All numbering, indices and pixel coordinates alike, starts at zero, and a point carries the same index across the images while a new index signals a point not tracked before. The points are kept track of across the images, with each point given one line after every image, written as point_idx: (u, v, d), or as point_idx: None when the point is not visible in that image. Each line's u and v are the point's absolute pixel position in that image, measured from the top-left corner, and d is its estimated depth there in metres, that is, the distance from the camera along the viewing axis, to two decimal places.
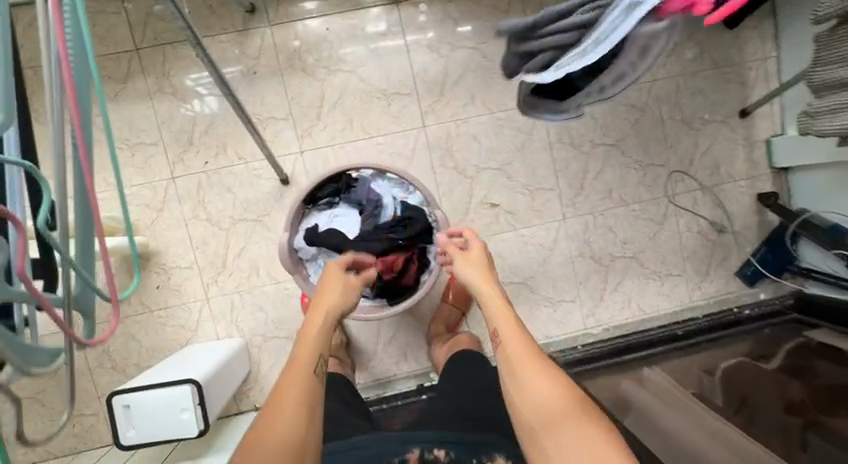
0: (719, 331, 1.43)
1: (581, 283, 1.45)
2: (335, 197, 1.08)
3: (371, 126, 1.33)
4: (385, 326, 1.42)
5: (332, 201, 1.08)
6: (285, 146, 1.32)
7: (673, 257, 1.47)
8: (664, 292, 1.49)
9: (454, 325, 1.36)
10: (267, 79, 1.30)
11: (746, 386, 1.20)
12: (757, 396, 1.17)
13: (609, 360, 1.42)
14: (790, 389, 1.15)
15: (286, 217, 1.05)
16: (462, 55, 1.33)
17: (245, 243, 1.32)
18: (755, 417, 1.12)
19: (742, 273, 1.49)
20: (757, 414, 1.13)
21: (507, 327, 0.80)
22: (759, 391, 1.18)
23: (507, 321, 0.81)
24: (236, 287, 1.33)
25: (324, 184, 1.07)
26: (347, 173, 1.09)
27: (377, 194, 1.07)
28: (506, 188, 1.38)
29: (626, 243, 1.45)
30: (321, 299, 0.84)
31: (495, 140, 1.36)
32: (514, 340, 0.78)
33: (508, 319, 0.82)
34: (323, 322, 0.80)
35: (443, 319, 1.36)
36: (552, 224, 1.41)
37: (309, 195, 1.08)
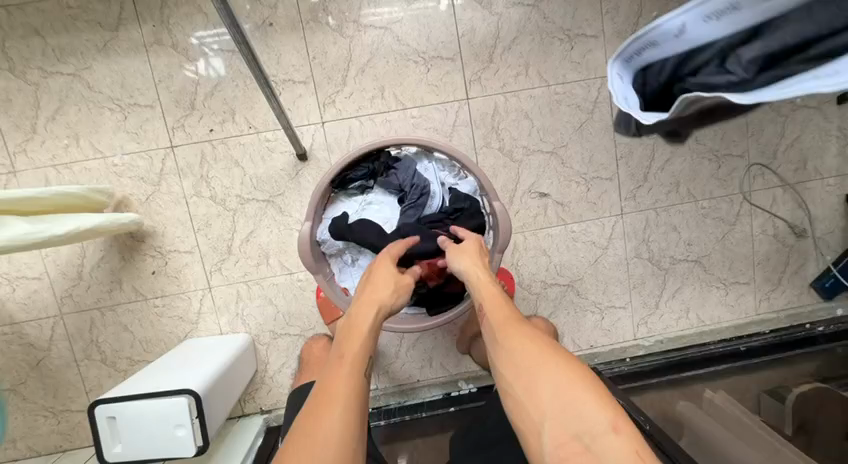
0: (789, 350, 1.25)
1: (635, 288, 1.27)
2: (369, 180, 0.92)
3: (405, 96, 1.12)
4: None
5: (365, 185, 0.92)
6: (304, 115, 1.12)
7: (742, 263, 1.29)
8: (727, 302, 1.30)
9: None
10: (285, 33, 1.10)
11: (805, 405, 1.06)
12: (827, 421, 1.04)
13: (662, 376, 1.24)
14: None
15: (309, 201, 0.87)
16: (517, 15, 1.11)
17: (254, 227, 1.14)
18: (816, 442, 1.00)
19: (818, 285, 1.30)
20: (818, 439, 1.01)
21: (503, 316, 0.70)
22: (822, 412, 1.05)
23: (502, 311, 0.71)
24: (243, 276, 1.16)
25: (360, 163, 0.90)
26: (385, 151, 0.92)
27: (422, 179, 0.91)
28: (558, 176, 1.19)
29: (690, 245, 1.26)
30: (370, 292, 0.74)
31: (549, 118, 1.16)
32: (514, 329, 0.67)
33: (503, 310, 0.72)
34: (372, 317, 0.71)
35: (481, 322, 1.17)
36: (607, 219, 1.22)
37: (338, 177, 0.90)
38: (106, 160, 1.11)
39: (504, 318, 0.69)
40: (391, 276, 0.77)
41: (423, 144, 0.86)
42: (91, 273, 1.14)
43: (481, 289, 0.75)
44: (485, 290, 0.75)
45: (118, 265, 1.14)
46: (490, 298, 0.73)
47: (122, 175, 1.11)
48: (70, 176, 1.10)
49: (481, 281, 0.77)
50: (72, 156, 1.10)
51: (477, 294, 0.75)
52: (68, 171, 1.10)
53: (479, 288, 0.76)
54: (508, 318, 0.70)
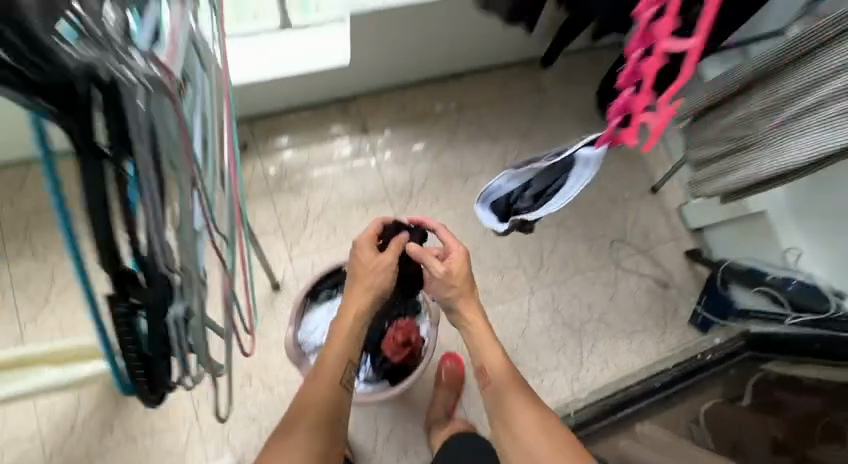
0: (691, 379, 1.52)
1: (559, 350, 1.56)
2: (334, 290, 1.20)
3: (353, 230, 1.50)
4: (382, 421, 1.41)
5: (331, 294, 1.19)
6: (276, 255, 1.45)
7: (634, 315, 1.65)
8: (634, 348, 1.62)
9: (451, 408, 1.39)
10: (258, 200, 1.49)
11: (734, 430, 1.37)
12: (750, 440, 1.34)
13: (600, 423, 1.42)
14: (771, 427, 1.35)
15: (291, 311, 1.16)
16: (424, 166, 1.60)
17: (238, 352, 1.34)
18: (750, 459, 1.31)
19: (695, 322, 1.68)
20: (750, 456, 1.31)
21: (506, 385, 1.03)
22: (745, 430, 1.37)
23: (500, 380, 1.04)
24: (228, 399, 1.31)
25: (325, 277, 1.19)
26: (343, 267, 1.22)
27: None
28: (477, 271, 1.56)
29: (591, 308, 1.62)
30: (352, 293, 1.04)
31: (461, 231, 1.57)
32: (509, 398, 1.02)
33: (501, 377, 1.04)
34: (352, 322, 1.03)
35: (441, 403, 1.38)
36: (523, 297, 1.57)
37: (311, 289, 1.18)
38: None
39: (504, 387, 1.03)
40: (369, 262, 1.05)
41: None
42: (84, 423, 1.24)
43: (487, 358, 1.06)
44: (489, 359, 1.06)
45: (111, 411, 1.26)
46: (496, 368, 1.04)
47: None
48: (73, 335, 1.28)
49: (488, 352, 1.06)
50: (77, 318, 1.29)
51: (480, 359, 1.07)
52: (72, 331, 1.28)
53: (481, 349, 1.07)
54: (504, 386, 1.03)
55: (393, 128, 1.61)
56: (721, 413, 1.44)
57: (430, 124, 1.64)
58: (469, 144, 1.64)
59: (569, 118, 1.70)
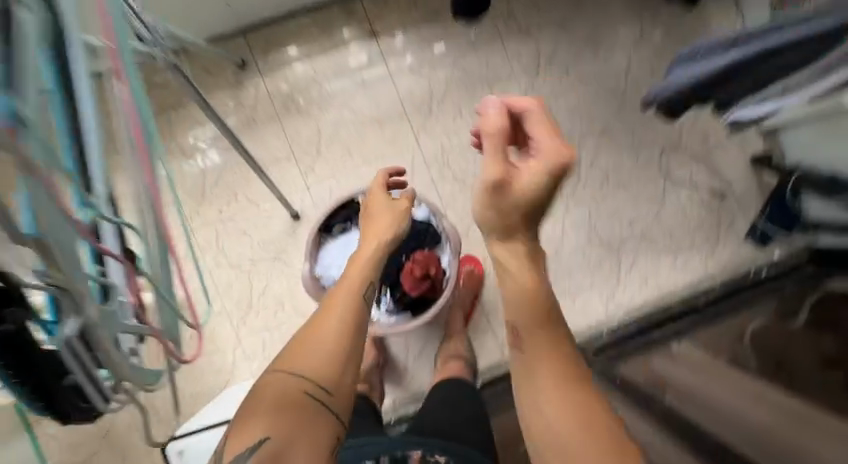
0: (723, 303, 1.40)
1: (595, 270, 1.48)
2: (347, 223, 1.14)
3: (368, 152, 1.40)
4: (413, 340, 1.40)
5: (344, 227, 1.13)
6: (292, 184, 1.39)
7: (681, 230, 1.51)
8: (677, 266, 1.50)
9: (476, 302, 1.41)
10: (267, 125, 1.38)
11: (777, 347, 1.16)
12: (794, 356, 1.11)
13: (635, 341, 1.39)
14: (824, 343, 1.10)
15: (305, 248, 1.11)
16: (443, 72, 1.42)
17: (268, 281, 1.39)
18: (794, 379, 1.06)
19: (751, 238, 1.50)
20: (796, 376, 1.06)
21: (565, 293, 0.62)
22: (792, 350, 1.14)
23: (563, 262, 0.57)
24: (266, 324, 1.40)
25: (334, 210, 1.12)
26: (354, 199, 1.14)
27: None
28: None
29: (632, 225, 1.50)
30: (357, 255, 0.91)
31: None
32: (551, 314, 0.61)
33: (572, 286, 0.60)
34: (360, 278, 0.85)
35: (466, 299, 1.39)
36: (557, 215, 1.48)
37: (323, 224, 1.13)
38: None
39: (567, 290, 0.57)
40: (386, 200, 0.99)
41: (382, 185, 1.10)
42: None
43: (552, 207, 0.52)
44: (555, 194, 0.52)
45: None
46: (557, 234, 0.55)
47: None
48: None
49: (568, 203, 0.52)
50: None
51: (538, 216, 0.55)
52: None
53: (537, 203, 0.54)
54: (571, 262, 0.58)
55: (406, 30, 1.42)
56: (769, 335, 1.21)
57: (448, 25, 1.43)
58: (493, 46, 1.43)
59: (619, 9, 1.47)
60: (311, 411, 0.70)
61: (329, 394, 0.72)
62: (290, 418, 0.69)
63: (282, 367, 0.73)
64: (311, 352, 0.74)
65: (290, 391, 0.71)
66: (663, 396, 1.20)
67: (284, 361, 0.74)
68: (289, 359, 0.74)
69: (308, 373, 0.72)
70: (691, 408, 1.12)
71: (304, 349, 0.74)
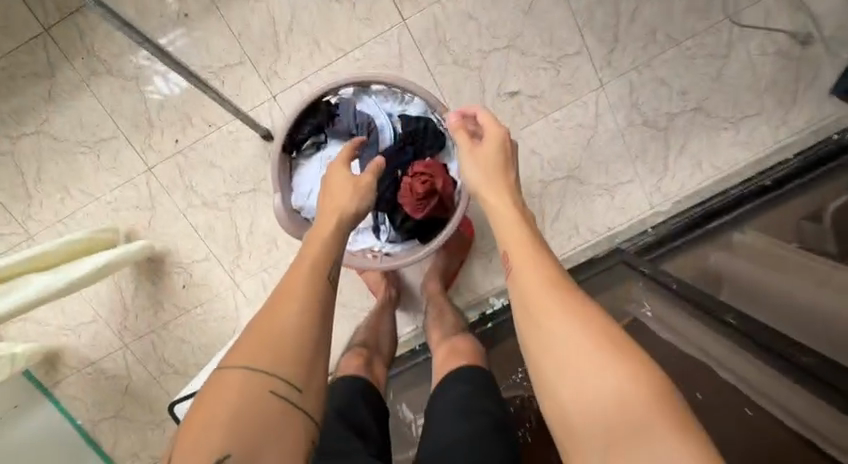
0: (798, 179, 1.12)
1: (638, 157, 1.22)
2: (320, 135, 0.92)
3: (342, 40, 1.10)
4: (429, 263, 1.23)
5: (318, 141, 0.92)
6: (254, 95, 1.11)
7: (746, 93, 1.20)
8: (741, 140, 1.22)
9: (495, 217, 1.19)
10: (206, 20, 1.08)
11: None
12: None
13: (686, 236, 1.18)
14: None
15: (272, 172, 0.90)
16: None
17: (253, 217, 1.20)
18: None
19: (840, 90, 1.17)
20: None
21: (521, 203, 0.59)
22: None
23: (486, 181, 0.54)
24: (261, 265, 1.23)
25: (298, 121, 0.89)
26: (324, 103, 0.92)
27: (370, 118, 0.92)
28: (521, 68, 1.15)
29: (684, 95, 1.19)
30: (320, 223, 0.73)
31: (494, 12, 1.12)
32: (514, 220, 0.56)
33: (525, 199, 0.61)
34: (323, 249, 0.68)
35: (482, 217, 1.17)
36: (588, 94, 1.17)
37: (289, 140, 0.92)
38: (99, 201, 1.16)
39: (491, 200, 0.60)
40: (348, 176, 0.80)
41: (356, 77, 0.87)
42: (134, 303, 1.26)
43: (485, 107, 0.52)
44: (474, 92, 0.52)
45: (152, 290, 1.25)
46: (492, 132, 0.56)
47: (119, 210, 1.17)
48: (77, 226, 1.16)
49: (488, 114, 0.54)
50: (70, 206, 1.16)
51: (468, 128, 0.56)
52: (74, 221, 1.16)
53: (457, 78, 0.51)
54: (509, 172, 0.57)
55: None
56: None
57: None
58: None
59: None
60: (275, 419, 0.55)
61: (301, 393, 0.57)
62: (248, 429, 0.53)
63: (234, 365, 0.58)
64: (269, 343, 0.58)
65: (248, 392, 0.56)
66: (718, 295, 1.00)
67: (238, 357, 0.59)
68: (242, 353, 0.58)
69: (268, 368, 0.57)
70: (749, 303, 0.92)
71: (260, 341, 0.58)
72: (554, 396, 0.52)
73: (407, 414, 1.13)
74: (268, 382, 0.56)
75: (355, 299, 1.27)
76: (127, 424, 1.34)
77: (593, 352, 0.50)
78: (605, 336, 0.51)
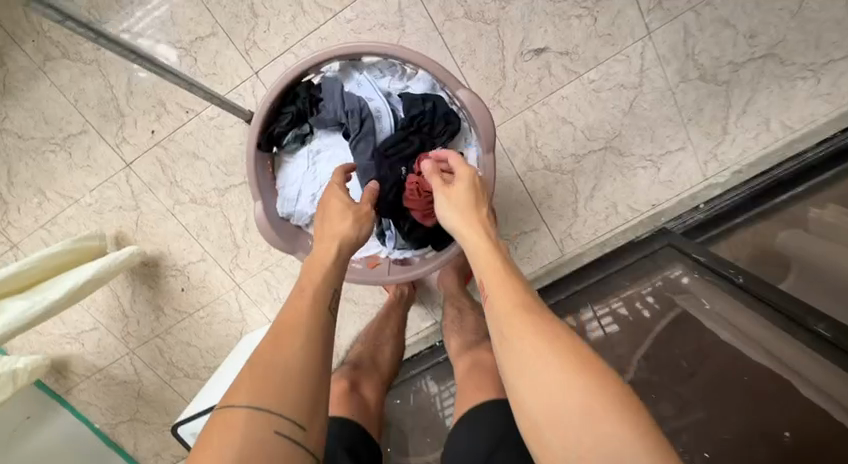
0: None
1: (691, 120, 1.02)
2: (302, 126, 0.79)
3: None
4: None
5: (301, 133, 0.79)
6: (233, 73, 0.95)
7: (833, 30, 0.96)
8: (823, 91, 1.00)
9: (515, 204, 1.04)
10: None
11: None
12: None
13: (747, 213, 1.01)
14: None
15: (251, 180, 0.76)
16: None
17: (247, 213, 1.07)
18: None
19: None
20: None
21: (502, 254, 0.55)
22: None
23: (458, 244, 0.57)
24: (262, 264, 1.12)
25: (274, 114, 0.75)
26: (304, 85, 0.76)
27: (362, 102, 0.76)
28: (550, 18, 0.94)
29: (753, 38, 0.97)
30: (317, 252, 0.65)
31: None
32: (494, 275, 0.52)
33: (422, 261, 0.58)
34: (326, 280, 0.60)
35: None
36: (632, 46, 0.96)
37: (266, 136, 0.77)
38: (79, 203, 1.05)
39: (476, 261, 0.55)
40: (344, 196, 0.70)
41: (343, 51, 0.71)
42: (133, 309, 1.17)
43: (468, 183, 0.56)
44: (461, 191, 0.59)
45: (151, 295, 1.16)
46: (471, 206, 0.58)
47: (103, 212, 1.06)
48: (61, 232, 1.07)
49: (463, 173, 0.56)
50: (49, 211, 1.05)
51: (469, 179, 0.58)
52: (57, 227, 1.07)
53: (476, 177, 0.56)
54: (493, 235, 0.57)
55: None
56: None
57: None
58: None
59: None
60: None
61: (305, 431, 0.48)
62: None
63: (234, 401, 0.49)
64: (272, 377, 0.49)
65: (247, 433, 0.46)
66: (778, 283, 0.84)
67: (238, 390, 0.49)
68: (244, 387, 0.49)
69: (265, 402, 0.48)
70: (820, 298, 0.76)
71: (263, 373, 0.49)
72: (528, 417, 0.46)
73: (431, 386, 1.09)
74: (265, 420, 0.47)
75: (366, 296, 1.16)
76: (144, 427, 1.31)
77: (561, 375, 0.45)
78: (570, 350, 0.47)
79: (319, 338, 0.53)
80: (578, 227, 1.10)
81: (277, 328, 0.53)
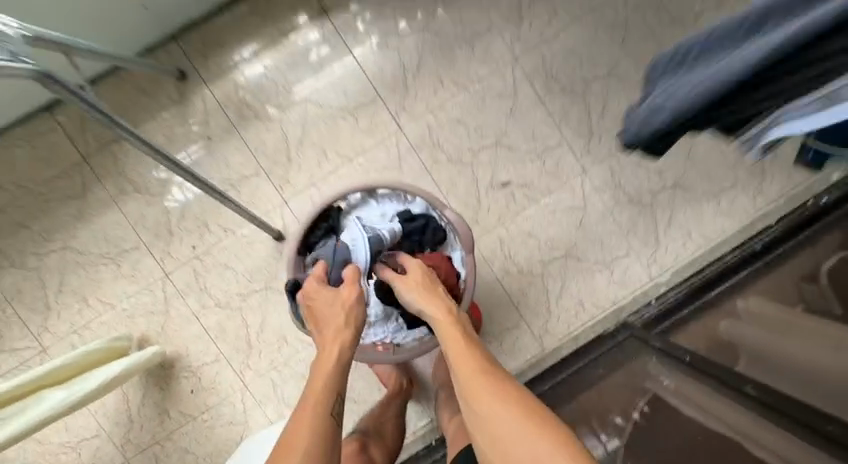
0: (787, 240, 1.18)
1: (629, 233, 1.29)
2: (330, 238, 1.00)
3: (347, 149, 1.23)
4: None
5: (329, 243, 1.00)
6: (267, 201, 1.21)
7: (719, 168, 1.30)
8: (723, 210, 1.30)
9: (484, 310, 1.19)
10: (227, 140, 1.21)
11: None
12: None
13: (693, 305, 1.19)
14: None
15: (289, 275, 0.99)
16: (414, 41, 1.24)
17: (263, 315, 1.22)
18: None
19: (802, 162, 1.29)
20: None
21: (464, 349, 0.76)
22: None
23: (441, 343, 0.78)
24: (271, 363, 1.23)
25: (311, 231, 0.99)
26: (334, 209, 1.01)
27: (370, 225, 0.97)
28: (510, 161, 1.26)
29: (663, 174, 1.30)
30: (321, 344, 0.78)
31: (481, 117, 1.26)
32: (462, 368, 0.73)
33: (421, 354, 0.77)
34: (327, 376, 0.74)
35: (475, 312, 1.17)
36: (574, 180, 1.28)
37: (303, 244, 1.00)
38: (115, 309, 1.19)
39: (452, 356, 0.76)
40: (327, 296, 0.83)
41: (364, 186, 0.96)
42: (140, 413, 1.22)
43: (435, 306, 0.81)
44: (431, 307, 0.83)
45: (160, 397, 1.22)
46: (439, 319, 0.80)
47: (135, 317, 1.20)
48: (92, 335, 1.19)
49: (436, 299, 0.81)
50: (86, 316, 1.19)
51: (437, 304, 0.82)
52: (88, 330, 1.19)
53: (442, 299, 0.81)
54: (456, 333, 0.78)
55: (363, 2, 1.23)
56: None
57: None
58: None
59: None
60: None
61: None
62: None
63: None
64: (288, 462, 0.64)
65: None
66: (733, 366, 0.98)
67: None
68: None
69: None
70: (762, 374, 0.91)
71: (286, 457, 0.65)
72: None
73: None
74: None
75: (366, 393, 1.24)
76: None
77: (511, 421, 0.64)
78: (516, 405, 0.66)
79: (324, 437, 0.67)
80: (553, 323, 1.27)
81: (285, 441, 0.67)
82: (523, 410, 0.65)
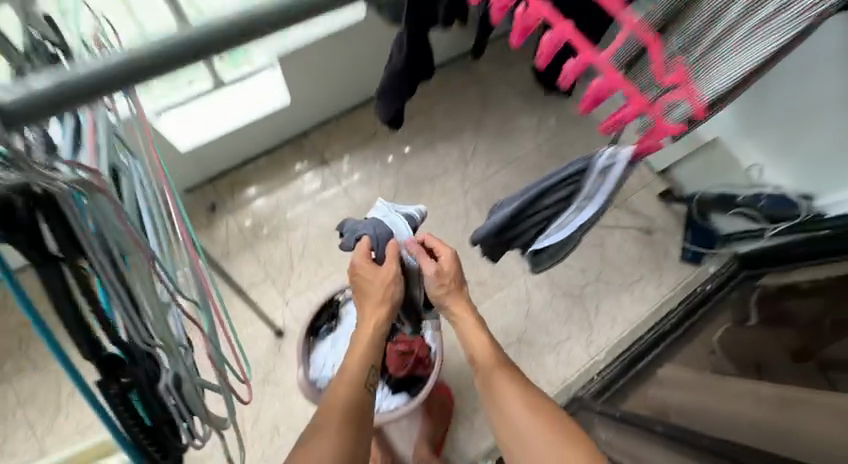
0: (687, 321, 1.52)
1: (567, 320, 1.60)
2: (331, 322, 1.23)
3: (338, 259, 1.54)
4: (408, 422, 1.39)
5: (330, 326, 1.23)
6: (272, 303, 1.47)
7: (627, 266, 1.70)
8: (637, 298, 1.66)
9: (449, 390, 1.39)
10: (242, 255, 1.52)
11: (748, 349, 1.32)
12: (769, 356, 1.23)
13: (625, 378, 1.46)
14: (786, 340, 1.25)
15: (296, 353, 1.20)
16: (390, 179, 1.66)
17: (258, 407, 1.37)
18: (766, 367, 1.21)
19: (686, 258, 1.70)
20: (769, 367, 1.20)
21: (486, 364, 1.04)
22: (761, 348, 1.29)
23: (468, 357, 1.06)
24: (262, 454, 1.33)
25: (319, 313, 1.21)
26: (334, 299, 1.24)
27: (403, 212, 1.11)
28: (468, 265, 1.61)
29: (586, 272, 1.67)
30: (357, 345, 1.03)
31: (442, 232, 1.63)
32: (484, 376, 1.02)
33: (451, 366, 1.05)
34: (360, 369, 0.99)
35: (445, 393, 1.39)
36: (518, 279, 1.62)
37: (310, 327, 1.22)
38: None
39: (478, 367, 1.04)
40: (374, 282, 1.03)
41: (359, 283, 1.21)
42: None
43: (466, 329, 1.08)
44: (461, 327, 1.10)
45: None
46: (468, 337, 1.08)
47: None
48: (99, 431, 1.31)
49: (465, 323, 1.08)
50: None
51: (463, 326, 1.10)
52: None
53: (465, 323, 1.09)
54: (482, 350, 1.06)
55: (352, 153, 1.67)
56: (738, 339, 1.38)
57: (383, 144, 1.70)
58: (426, 149, 1.71)
59: (515, 100, 1.78)
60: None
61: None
62: None
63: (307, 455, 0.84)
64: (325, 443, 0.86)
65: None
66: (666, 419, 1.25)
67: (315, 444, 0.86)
68: (312, 447, 0.85)
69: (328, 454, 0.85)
70: (687, 419, 1.20)
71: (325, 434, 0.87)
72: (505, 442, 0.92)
73: None
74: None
75: None
76: None
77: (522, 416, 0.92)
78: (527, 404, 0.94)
79: (354, 424, 0.90)
80: None
81: (321, 427, 0.88)
82: (532, 410, 0.93)
